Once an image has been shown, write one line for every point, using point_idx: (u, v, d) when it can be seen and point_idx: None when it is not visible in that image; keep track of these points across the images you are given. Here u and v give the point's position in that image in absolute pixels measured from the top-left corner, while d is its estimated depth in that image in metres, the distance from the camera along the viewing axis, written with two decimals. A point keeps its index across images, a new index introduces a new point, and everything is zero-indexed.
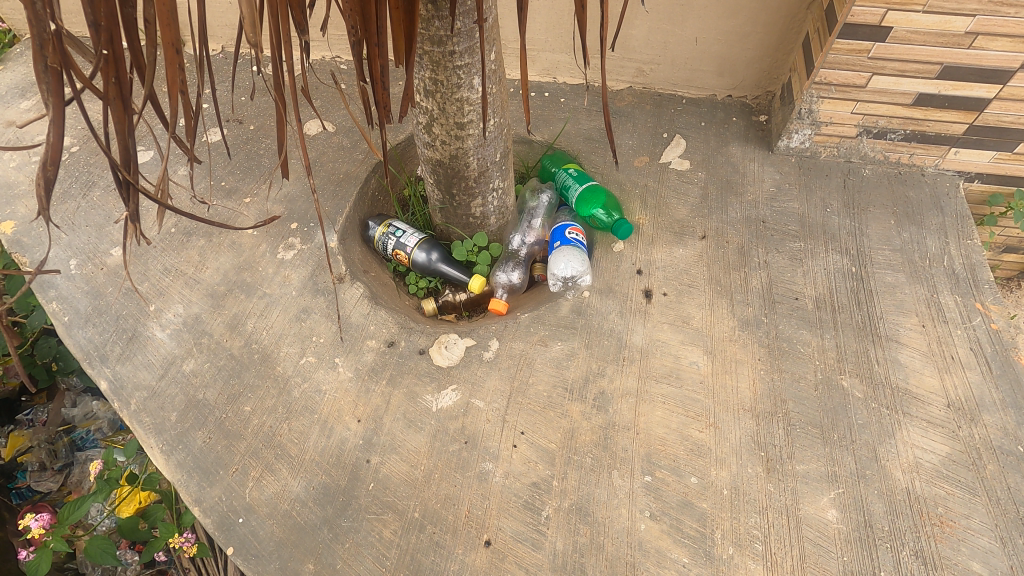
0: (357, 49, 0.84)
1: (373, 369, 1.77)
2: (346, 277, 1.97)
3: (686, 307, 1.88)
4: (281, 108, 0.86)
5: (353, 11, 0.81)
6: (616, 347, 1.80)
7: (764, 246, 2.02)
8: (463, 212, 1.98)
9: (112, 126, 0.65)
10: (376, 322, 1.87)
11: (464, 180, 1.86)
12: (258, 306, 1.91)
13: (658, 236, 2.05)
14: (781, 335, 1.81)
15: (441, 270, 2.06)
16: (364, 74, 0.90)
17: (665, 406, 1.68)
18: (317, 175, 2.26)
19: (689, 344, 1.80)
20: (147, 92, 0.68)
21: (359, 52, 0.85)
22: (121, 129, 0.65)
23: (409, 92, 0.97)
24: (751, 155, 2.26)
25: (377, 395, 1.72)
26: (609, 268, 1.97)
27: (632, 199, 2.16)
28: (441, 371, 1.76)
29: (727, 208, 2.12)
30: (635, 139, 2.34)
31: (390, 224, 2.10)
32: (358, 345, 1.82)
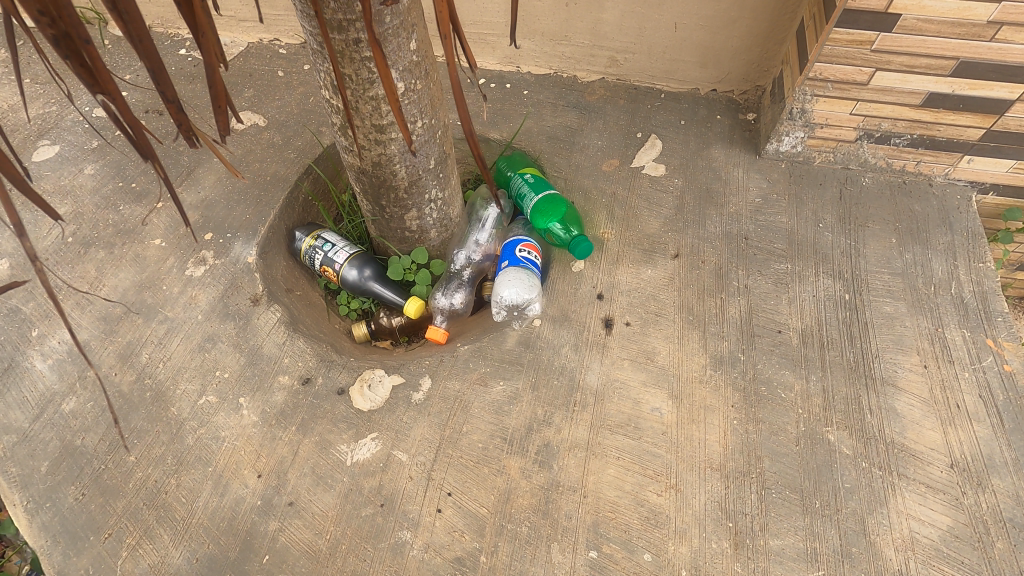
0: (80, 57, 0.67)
1: (282, 413, 1.52)
2: (263, 298, 1.72)
3: (652, 340, 1.62)
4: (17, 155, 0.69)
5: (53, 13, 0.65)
6: (566, 389, 1.55)
7: (745, 268, 1.76)
8: (397, 224, 1.70)
9: None
10: (291, 353, 1.62)
11: (392, 191, 1.58)
12: (156, 333, 1.65)
13: (625, 255, 1.79)
14: (759, 377, 1.56)
15: (374, 290, 1.79)
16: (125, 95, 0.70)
17: (619, 463, 1.43)
18: (241, 177, 1.98)
19: (652, 387, 1.54)
20: None
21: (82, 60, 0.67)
22: None
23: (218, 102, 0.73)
24: (735, 159, 1.98)
25: (284, 444, 1.47)
26: (565, 292, 1.71)
27: (596, 210, 1.89)
28: (362, 415, 1.51)
29: (705, 221, 1.86)
30: (604, 139, 2.06)
31: (318, 236, 1.82)
32: (267, 382, 1.57)
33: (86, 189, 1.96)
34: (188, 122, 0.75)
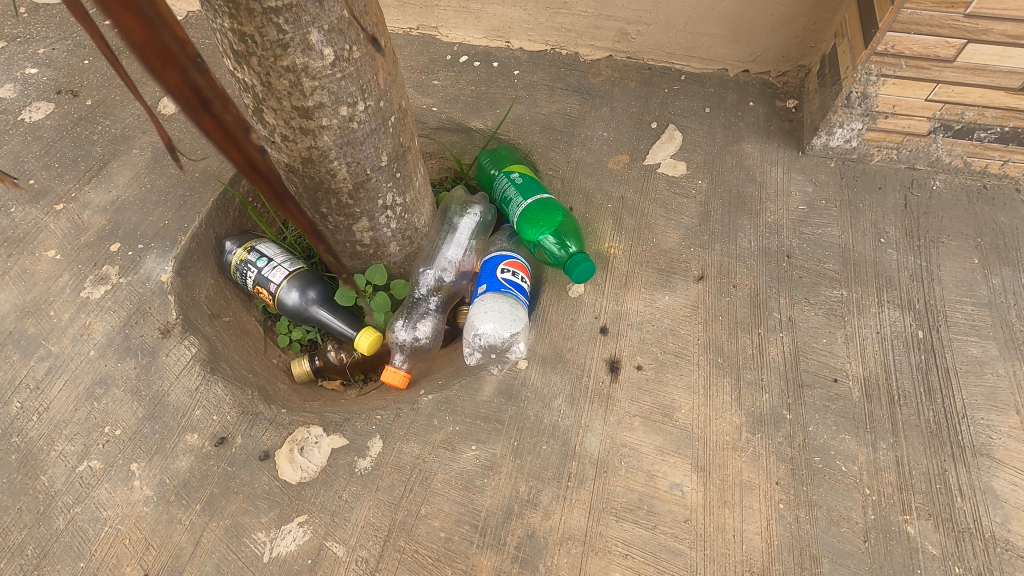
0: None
1: (184, 486, 1.16)
2: (175, 328, 1.35)
3: (671, 390, 1.26)
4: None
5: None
6: (558, 457, 1.19)
7: (788, 295, 1.39)
8: (344, 237, 1.33)
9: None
10: (203, 403, 1.25)
11: (332, 195, 1.19)
12: (34, 374, 1.29)
13: (635, 277, 1.42)
14: (811, 444, 1.20)
15: (319, 317, 1.43)
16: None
17: (626, 563, 1.08)
18: (164, 173, 1.61)
19: (670, 456, 1.19)
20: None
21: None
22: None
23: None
24: (772, 156, 1.61)
25: (183, 531, 1.11)
26: (559, 325, 1.35)
27: (600, 219, 1.53)
28: (289, 490, 1.15)
29: (737, 233, 1.49)
30: (611, 130, 1.69)
31: (252, 248, 1.46)
32: (169, 442, 1.21)
33: None
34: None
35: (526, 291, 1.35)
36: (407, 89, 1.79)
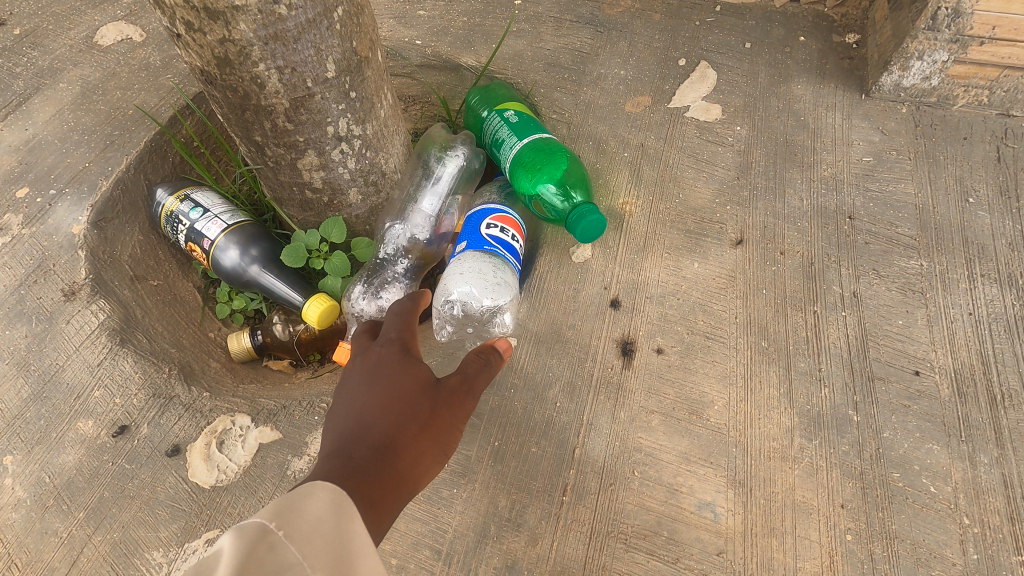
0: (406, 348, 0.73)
1: (68, 488, 0.90)
2: (81, 290, 1.08)
3: (701, 380, 0.97)
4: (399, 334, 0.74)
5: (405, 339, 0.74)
6: (552, 463, 0.91)
7: (852, 264, 1.09)
8: (289, 177, 1.05)
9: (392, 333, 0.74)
10: (105, 383, 0.99)
11: (265, 117, 0.91)
12: None
13: (656, 239, 1.14)
14: (886, 455, 0.91)
15: (263, 283, 1.16)
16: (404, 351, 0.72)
17: None
18: (92, 111, 1.35)
19: (701, 465, 0.90)
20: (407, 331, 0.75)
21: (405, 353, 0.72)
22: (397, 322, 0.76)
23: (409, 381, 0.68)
24: (828, 99, 1.31)
25: (59, 547, 0.86)
26: (558, 297, 1.07)
27: (614, 169, 1.24)
28: (201, 496, 0.90)
29: (785, 189, 1.19)
30: (630, 68, 1.39)
31: (184, 197, 1.18)
32: (56, 431, 0.95)
33: None
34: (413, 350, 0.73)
35: (517, 252, 1.05)
36: (387, 19, 1.50)
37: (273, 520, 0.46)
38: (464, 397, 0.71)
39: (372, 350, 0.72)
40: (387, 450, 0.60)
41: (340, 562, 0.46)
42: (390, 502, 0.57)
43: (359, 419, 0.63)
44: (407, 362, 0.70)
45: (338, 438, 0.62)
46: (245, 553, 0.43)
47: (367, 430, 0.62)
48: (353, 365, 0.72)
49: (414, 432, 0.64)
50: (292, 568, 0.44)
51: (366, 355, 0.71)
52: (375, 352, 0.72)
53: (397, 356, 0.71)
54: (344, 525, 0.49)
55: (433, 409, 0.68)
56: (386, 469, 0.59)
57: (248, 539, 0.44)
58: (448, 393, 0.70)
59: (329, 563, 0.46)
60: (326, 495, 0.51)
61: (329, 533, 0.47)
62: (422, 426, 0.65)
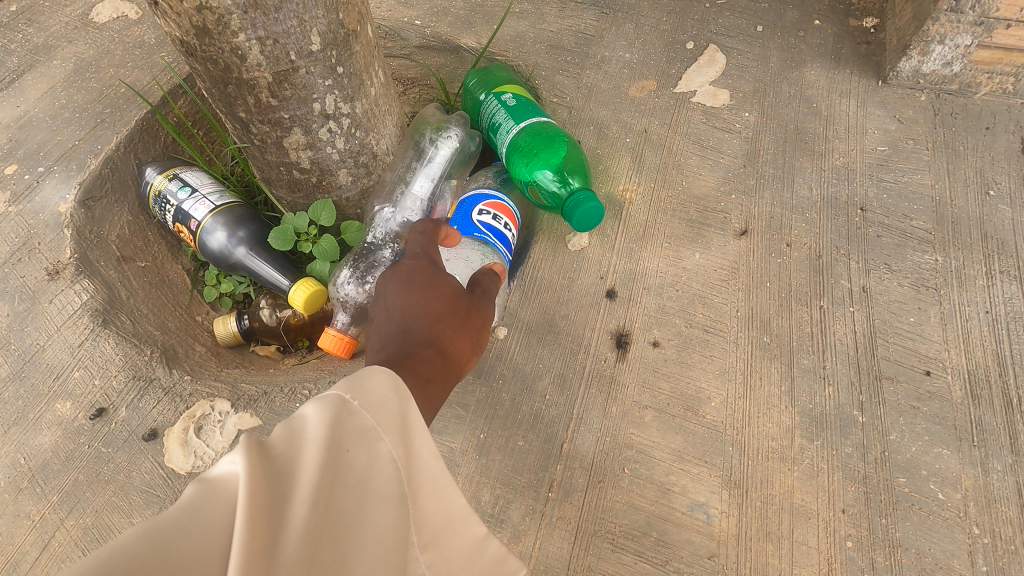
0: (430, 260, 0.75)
1: (43, 469, 0.88)
2: (66, 269, 1.06)
3: (698, 376, 0.93)
4: (423, 251, 0.77)
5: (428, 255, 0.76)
6: (539, 457, 0.87)
7: (862, 258, 1.04)
8: (276, 156, 1.02)
9: (416, 249, 0.77)
10: (85, 364, 0.97)
11: (248, 91, 0.88)
12: None
13: (657, 227, 1.09)
14: (892, 458, 0.86)
15: (250, 265, 1.13)
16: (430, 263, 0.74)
17: None
18: (84, 89, 1.33)
19: (695, 464, 0.86)
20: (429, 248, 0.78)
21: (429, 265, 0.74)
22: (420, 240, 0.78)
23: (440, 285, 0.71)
24: (843, 85, 1.25)
25: (32, 529, 0.84)
26: (552, 286, 1.03)
27: (615, 155, 1.19)
28: (177, 481, 0.87)
29: (794, 179, 1.14)
30: (635, 50, 1.34)
31: (171, 178, 1.15)
32: (33, 412, 0.93)
33: None
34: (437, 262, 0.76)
35: (508, 241, 1.02)
36: None
37: (350, 392, 0.42)
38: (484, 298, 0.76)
39: (401, 264, 0.74)
40: (434, 339, 0.63)
41: (412, 434, 0.43)
42: (442, 381, 0.59)
43: (403, 320, 0.65)
44: (434, 271, 0.73)
45: (385, 338, 0.64)
46: (327, 420, 0.40)
47: (412, 327, 0.65)
48: (385, 280, 0.74)
49: (453, 325, 0.66)
50: (368, 434, 0.41)
51: (397, 268, 0.73)
52: (405, 267, 0.74)
53: (426, 268, 0.73)
54: (411, 404, 0.44)
55: (467, 308, 0.70)
56: (434, 354, 0.61)
57: (328, 407, 0.40)
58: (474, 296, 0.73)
59: (399, 433, 0.43)
60: (386, 374, 0.45)
61: (397, 408, 0.44)
62: (459, 321, 0.68)
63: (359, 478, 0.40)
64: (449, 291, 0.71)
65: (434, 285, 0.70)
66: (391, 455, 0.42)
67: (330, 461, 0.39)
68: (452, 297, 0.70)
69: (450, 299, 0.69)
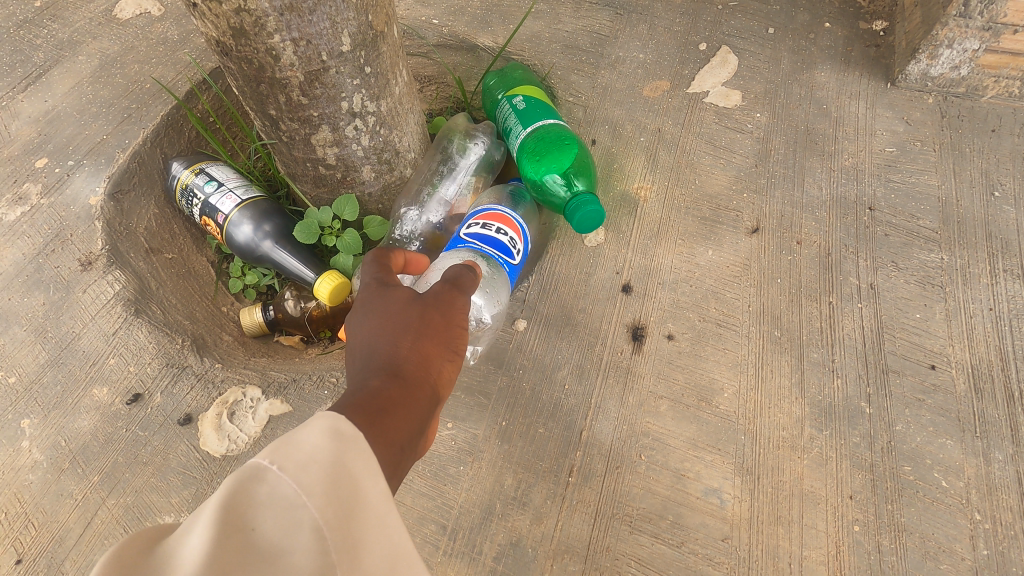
0: (383, 284, 0.71)
1: (83, 451, 0.92)
2: (98, 260, 1.10)
3: (712, 368, 0.97)
4: (375, 278, 0.73)
5: (379, 280, 0.72)
6: (559, 443, 0.91)
7: (870, 256, 1.07)
8: (302, 153, 1.05)
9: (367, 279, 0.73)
10: (120, 351, 1.00)
11: (280, 90, 0.91)
12: None
13: (671, 224, 1.12)
14: (899, 448, 0.90)
15: (275, 258, 1.16)
16: (383, 289, 0.70)
17: None
18: (110, 84, 1.36)
19: (708, 452, 0.90)
20: (379, 274, 0.73)
21: (380, 291, 0.70)
22: (370, 266, 0.74)
23: (399, 307, 0.66)
24: (852, 87, 1.28)
25: (74, 508, 0.87)
26: (569, 280, 1.06)
27: (629, 154, 1.22)
28: (212, 463, 0.91)
29: (804, 178, 1.17)
30: (649, 51, 1.37)
31: (198, 172, 1.19)
32: (72, 396, 0.96)
33: None
34: (390, 283, 0.71)
35: (503, 246, 0.92)
36: None
37: (270, 456, 0.39)
38: (458, 295, 0.71)
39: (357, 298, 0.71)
40: (395, 370, 0.59)
41: (337, 491, 0.40)
42: (408, 409, 0.54)
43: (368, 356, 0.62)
44: (390, 294, 0.69)
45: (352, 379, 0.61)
46: (234, 493, 0.37)
47: (377, 359, 0.61)
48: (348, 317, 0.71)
49: (417, 346, 0.63)
50: (287, 499, 0.38)
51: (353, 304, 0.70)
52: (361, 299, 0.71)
53: (381, 293, 0.70)
54: (343, 458, 0.41)
55: (432, 323, 0.66)
56: (396, 384, 0.57)
57: (239, 479, 0.38)
58: (436, 308, 0.68)
59: (327, 491, 0.39)
60: (325, 422, 0.43)
61: (329, 461, 0.41)
62: (423, 342, 0.64)
63: (273, 550, 0.37)
64: (407, 311, 0.66)
65: (392, 310, 0.66)
66: (314, 517, 0.38)
67: (233, 540, 0.36)
68: (413, 319, 0.65)
69: (410, 321, 0.65)
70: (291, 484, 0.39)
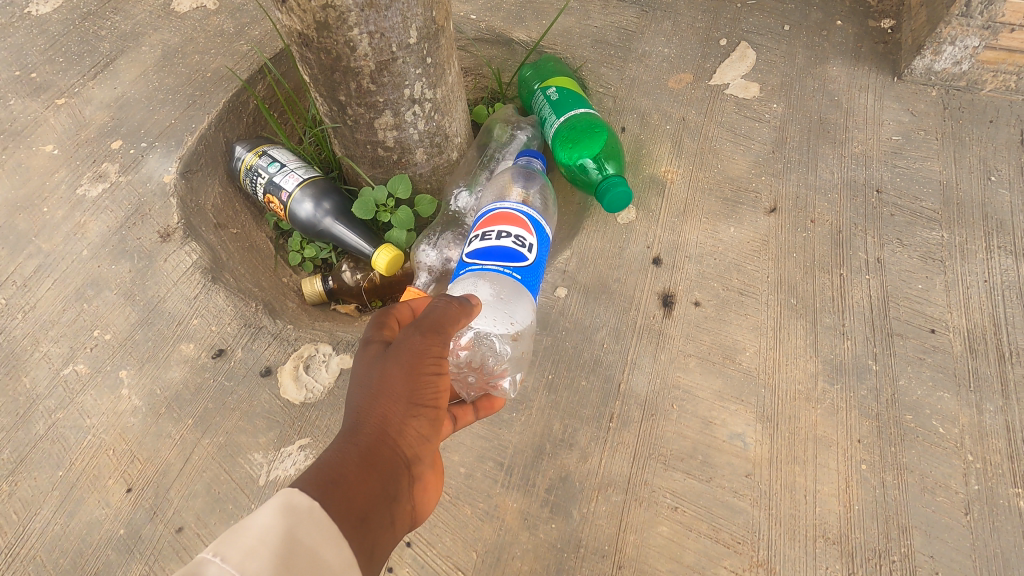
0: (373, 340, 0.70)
1: (177, 398, 1.03)
2: (176, 233, 1.21)
3: (735, 330, 1.08)
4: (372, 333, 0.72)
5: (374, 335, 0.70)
6: (600, 394, 1.02)
7: (877, 234, 1.18)
8: (364, 136, 1.16)
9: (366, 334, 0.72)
10: (202, 312, 1.11)
11: (352, 78, 1.02)
12: (22, 271, 1.16)
13: (696, 204, 1.24)
14: (902, 399, 1.01)
15: (334, 232, 1.27)
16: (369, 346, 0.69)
17: (675, 518, 0.92)
18: (173, 72, 1.46)
19: (732, 402, 1.01)
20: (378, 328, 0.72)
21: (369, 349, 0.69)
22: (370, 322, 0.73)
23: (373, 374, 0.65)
24: (862, 81, 1.38)
25: (173, 446, 0.99)
26: (604, 253, 1.17)
27: (656, 140, 1.33)
28: (291, 410, 1.02)
29: (818, 163, 1.28)
30: (673, 46, 1.48)
31: (262, 154, 1.29)
32: (162, 351, 1.08)
33: None
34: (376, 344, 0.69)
35: (508, 251, 0.87)
36: None
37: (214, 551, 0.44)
38: (432, 335, 0.66)
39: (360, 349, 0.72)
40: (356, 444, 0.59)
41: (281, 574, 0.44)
42: (359, 491, 0.55)
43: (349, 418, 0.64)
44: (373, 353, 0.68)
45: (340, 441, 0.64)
46: None
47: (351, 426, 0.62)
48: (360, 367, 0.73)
49: (382, 412, 0.62)
50: None
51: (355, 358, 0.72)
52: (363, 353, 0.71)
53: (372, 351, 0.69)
54: (289, 539, 0.46)
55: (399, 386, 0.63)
56: (354, 460, 0.58)
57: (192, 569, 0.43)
58: (406, 364, 0.64)
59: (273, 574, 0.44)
60: (277, 505, 0.48)
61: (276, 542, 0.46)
62: (387, 408, 0.62)
63: None
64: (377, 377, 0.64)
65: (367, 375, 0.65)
66: None
67: None
68: (379, 383, 0.64)
69: (378, 385, 0.64)
70: (236, 567, 0.43)
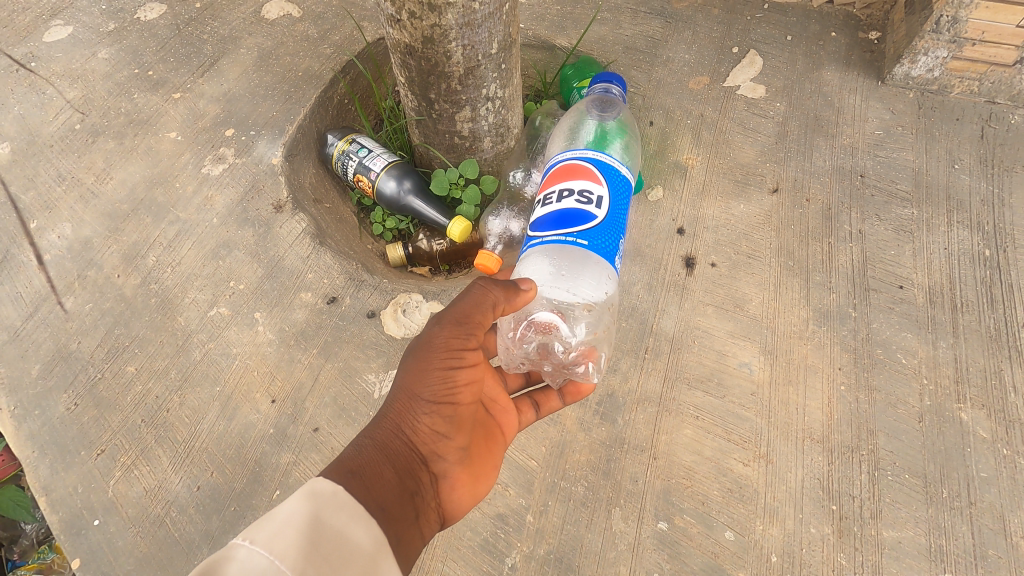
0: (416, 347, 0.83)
1: (303, 333, 1.31)
2: (286, 205, 1.48)
3: (744, 285, 1.35)
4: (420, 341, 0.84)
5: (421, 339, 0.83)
6: (637, 333, 1.30)
7: (859, 211, 1.45)
8: (445, 126, 1.43)
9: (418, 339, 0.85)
10: (315, 268, 1.39)
11: (444, 80, 1.28)
12: (165, 235, 1.44)
13: (712, 185, 1.50)
14: (875, 338, 1.28)
15: (413, 206, 1.54)
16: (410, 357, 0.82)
17: (697, 423, 1.20)
18: (269, 72, 1.72)
19: (741, 339, 1.29)
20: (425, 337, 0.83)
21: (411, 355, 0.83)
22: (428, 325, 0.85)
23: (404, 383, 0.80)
24: (852, 85, 1.65)
25: (304, 369, 1.27)
26: (638, 224, 1.44)
27: (679, 133, 1.60)
28: (393, 343, 1.30)
29: (812, 153, 1.55)
30: (693, 53, 1.74)
31: (352, 141, 1.56)
32: (286, 298, 1.35)
33: (97, 75, 1.73)
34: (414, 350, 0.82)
35: (568, 210, 0.98)
36: None
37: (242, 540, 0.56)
38: (452, 334, 0.80)
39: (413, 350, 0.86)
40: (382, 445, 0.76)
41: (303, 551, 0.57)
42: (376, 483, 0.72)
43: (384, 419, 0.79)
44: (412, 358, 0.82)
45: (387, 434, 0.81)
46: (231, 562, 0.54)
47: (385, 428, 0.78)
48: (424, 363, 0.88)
49: (400, 417, 0.78)
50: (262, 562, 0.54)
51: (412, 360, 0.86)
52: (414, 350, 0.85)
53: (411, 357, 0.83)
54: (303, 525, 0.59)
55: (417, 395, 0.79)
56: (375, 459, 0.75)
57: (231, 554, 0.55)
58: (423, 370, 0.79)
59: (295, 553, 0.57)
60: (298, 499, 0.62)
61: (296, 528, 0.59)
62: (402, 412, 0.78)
63: None
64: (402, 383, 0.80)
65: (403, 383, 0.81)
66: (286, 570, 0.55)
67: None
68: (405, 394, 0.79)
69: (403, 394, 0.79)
70: (261, 549, 0.55)
